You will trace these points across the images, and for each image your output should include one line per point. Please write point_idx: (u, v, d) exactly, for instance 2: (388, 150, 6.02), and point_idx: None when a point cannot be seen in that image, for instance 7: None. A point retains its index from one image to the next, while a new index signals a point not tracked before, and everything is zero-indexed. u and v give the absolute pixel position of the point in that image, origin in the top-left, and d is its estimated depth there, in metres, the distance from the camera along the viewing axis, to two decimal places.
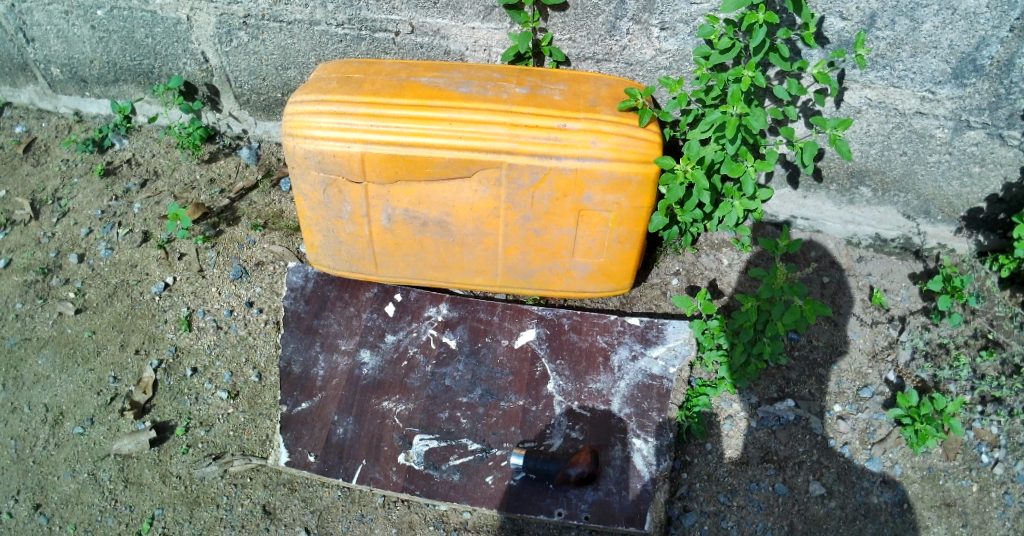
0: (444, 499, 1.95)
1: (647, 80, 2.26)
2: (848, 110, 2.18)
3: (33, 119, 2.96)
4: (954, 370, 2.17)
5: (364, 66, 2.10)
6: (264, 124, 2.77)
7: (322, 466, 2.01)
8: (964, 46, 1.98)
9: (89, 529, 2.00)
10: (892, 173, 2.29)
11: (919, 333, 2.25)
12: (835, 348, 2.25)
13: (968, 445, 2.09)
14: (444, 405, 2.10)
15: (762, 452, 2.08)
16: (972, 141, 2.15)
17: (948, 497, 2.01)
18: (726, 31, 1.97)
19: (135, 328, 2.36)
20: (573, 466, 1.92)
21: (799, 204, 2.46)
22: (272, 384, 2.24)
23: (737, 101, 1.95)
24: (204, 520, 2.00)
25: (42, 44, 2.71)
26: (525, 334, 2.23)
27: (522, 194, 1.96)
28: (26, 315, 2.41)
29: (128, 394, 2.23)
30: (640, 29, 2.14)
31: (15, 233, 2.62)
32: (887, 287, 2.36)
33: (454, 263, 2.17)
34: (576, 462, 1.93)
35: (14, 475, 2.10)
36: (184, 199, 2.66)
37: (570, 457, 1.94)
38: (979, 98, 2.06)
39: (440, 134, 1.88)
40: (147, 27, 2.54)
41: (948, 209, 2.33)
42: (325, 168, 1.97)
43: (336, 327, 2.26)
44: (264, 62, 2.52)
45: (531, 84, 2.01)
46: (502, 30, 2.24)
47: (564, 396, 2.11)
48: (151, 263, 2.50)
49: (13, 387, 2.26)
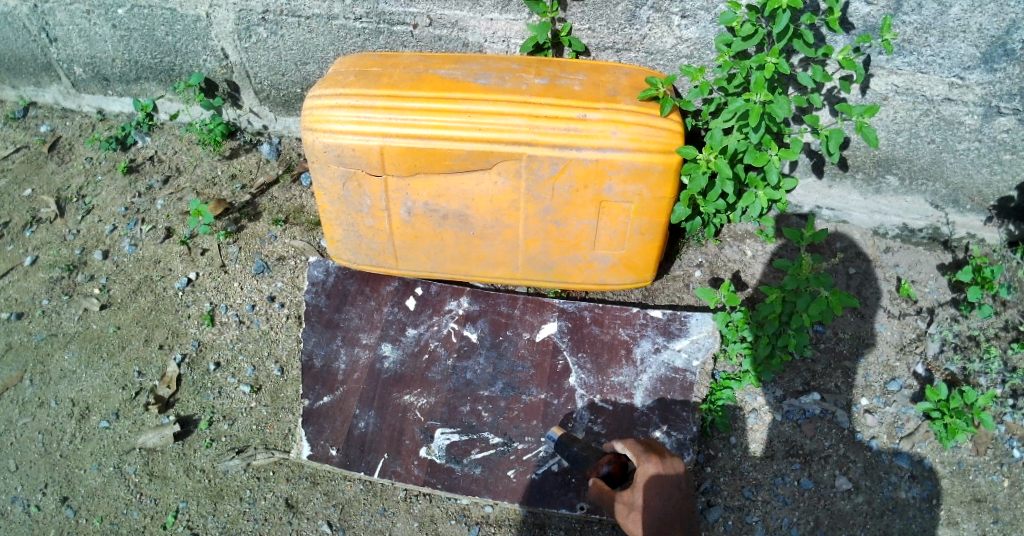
0: (466, 493, 1.95)
1: (668, 69, 2.23)
2: (874, 97, 2.14)
3: (57, 118, 3.00)
4: (985, 363, 2.13)
5: (382, 59, 2.09)
6: (285, 119, 2.78)
7: (344, 459, 2.02)
8: (993, 30, 1.93)
9: (114, 521, 2.03)
10: (920, 161, 2.24)
11: (948, 325, 2.21)
12: (861, 340, 2.21)
13: (998, 439, 2.04)
14: (465, 399, 2.10)
15: (787, 446, 2.05)
16: (1003, 127, 2.10)
17: (978, 492, 1.97)
18: (748, 17, 1.94)
19: (159, 323, 2.38)
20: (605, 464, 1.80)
21: (825, 194, 2.42)
22: (295, 377, 2.24)
23: (760, 88, 1.92)
24: (228, 513, 2.02)
25: (65, 44, 2.74)
26: (546, 327, 2.22)
27: (543, 185, 1.95)
28: (52, 311, 2.44)
29: (152, 388, 2.25)
30: (660, 17, 2.11)
31: (41, 230, 2.65)
32: (915, 279, 2.32)
33: (474, 256, 2.16)
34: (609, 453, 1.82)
35: (42, 468, 2.13)
36: (206, 196, 2.68)
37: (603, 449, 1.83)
38: (1010, 83, 2.01)
39: (459, 126, 1.87)
40: (167, 24, 2.55)
41: (978, 199, 2.28)
42: (344, 162, 1.97)
43: (357, 321, 2.26)
44: (283, 57, 2.53)
45: (550, 74, 1.99)
46: (520, 20, 2.23)
47: (585, 390, 2.09)
48: (174, 259, 2.52)
49: (41, 381, 2.29)
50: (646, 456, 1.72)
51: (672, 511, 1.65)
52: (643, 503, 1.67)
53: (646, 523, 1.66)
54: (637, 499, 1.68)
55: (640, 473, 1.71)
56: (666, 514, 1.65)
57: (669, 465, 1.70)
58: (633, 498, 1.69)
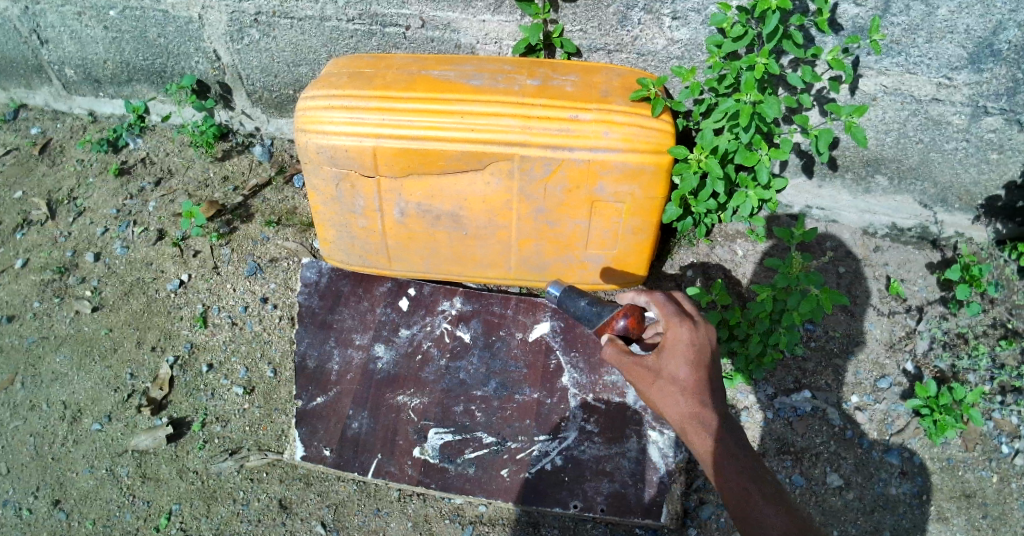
0: (459, 492, 1.96)
1: (659, 70, 2.25)
2: (863, 97, 2.16)
3: (48, 120, 2.98)
4: (973, 360, 2.15)
5: (374, 60, 2.09)
6: (277, 121, 2.78)
7: (338, 460, 2.02)
8: (980, 31, 1.95)
9: (107, 524, 2.02)
10: (908, 161, 2.26)
11: (937, 323, 2.24)
12: (852, 338, 2.23)
13: (987, 435, 2.06)
14: (459, 399, 2.10)
15: (779, 444, 2.07)
16: (990, 127, 2.12)
17: (968, 488, 1.99)
18: (738, 18, 1.96)
19: (152, 325, 2.37)
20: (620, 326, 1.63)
21: (815, 194, 2.44)
22: (288, 379, 2.24)
23: (750, 88, 1.94)
24: (221, 514, 2.02)
25: (56, 46, 2.73)
26: (539, 327, 2.22)
27: (535, 186, 1.96)
28: (44, 314, 2.43)
29: (144, 390, 2.24)
30: (652, 19, 2.13)
31: (32, 233, 2.64)
32: (904, 277, 2.34)
33: (468, 256, 2.17)
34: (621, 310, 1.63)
35: (34, 471, 2.12)
36: (198, 197, 2.68)
37: (612, 306, 1.64)
38: (996, 83, 2.03)
39: (452, 127, 1.88)
40: (159, 26, 2.55)
41: (966, 197, 2.30)
42: (337, 163, 1.97)
43: (350, 322, 2.26)
44: (275, 58, 2.53)
45: (542, 75, 2.00)
46: (512, 22, 2.24)
47: (578, 389, 2.10)
48: (166, 261, 2.52)
49: (32, 384, 2.28)
50: (684, 319, 1.57)
51: (712, 380, 1.55)
52: (688, 376, 1.53)
53: (691, 395, 1.52)
54: (680, 370, 1.54)
55: (676, 339, 1.56)
56: (709, 383, 1.54)
57: (705, 330, 1.58)
58: (672, 369, 1.55)
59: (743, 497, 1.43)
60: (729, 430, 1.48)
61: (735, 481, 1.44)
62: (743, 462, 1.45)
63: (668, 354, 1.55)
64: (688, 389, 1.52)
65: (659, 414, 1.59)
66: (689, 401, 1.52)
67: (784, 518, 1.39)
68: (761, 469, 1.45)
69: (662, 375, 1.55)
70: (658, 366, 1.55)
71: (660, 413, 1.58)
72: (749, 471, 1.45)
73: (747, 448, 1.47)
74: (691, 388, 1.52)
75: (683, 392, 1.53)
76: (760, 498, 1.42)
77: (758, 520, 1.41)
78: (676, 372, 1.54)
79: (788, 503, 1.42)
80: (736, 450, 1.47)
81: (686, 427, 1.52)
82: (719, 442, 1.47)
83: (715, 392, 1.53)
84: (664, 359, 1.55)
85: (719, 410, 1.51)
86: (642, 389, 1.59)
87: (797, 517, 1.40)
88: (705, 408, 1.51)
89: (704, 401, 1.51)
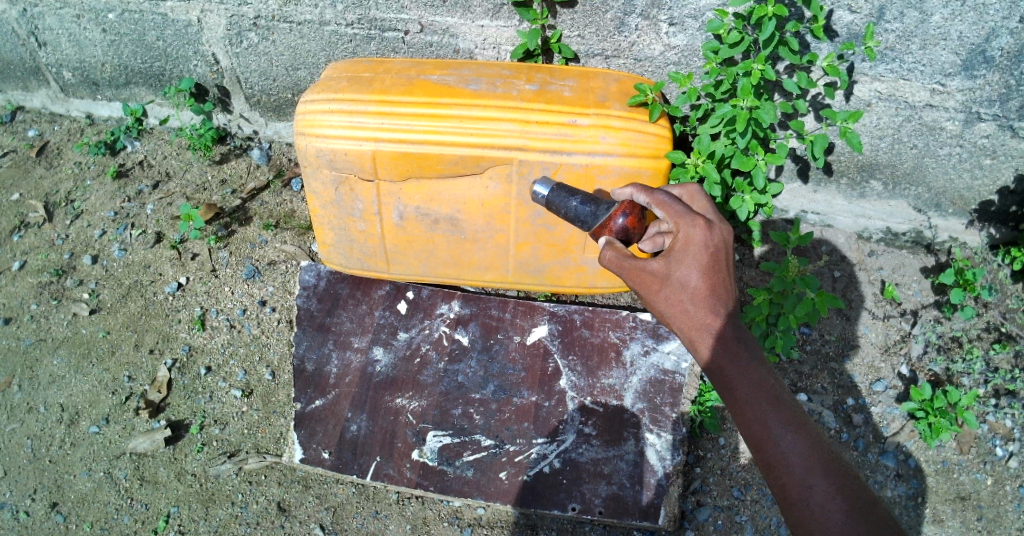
0: (458, 495, 1.97)
1: (656, 75, 2.27)
2: (858, 103, 2.18)
3: (45, 123, 2.98)
4: (967, 363, 2.18)
5: (373, 64, 2.10)
6: (275, 124, 2.78)
7: (337, 462, 2.03)
8: (973, 38, 1.97)
9: (105, 526, 2.02)
10: (903, 166, 2.29)
11: (932, 326, 2.26)
12: (847, 342, 2.25)
13: (981, 438, 2.08)
14: (457, 401, 2.11)
15: None
16: (983, 133, 2.14)
17: (962, 490, 2.01)
18: (735, 24, 1.99)
19: (149, 328, 2.38)
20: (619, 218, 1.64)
21: (810, 198, 2.46)
22: (286, 381, 2.25)
23: (747, 94, 1.97)
24: (220, 517, 2.02)
25: (54, 48, 2.73)
26: (536, 330, 2.24)
27: (533, 189, 1.97)
28: (41, 316, 2.43)
29: (142, 393, 2.24)
30: (649, 24, 2.15)
31: (29, 235, 2.64)
32: (899, 281, 2.36)
33: (466, 260, 2.18)
34: (620, 208, 1.66)
35: (31, 474, 2.12)
36: (196, 200, 2.68)
37: (610, 206, 1.68)
38: (989, 90, 2.05)
39: (451, 131, 1.89)
40: (158, 29, 2.55)
41: (959, 202, 2.32)
42: (336, 166, 1.98)
43: (348, 325, 2.27)
44: (274, 62, 2.54)
45: (540, 80, 2.01)
46: (510, 27, 2.25)
47: (576, 392, 2.11)
48: (164, 264, 2.52)
49: (29, 387, 2.28)
50: (697, 219, 1.50)
51: (726, 285, 1.47)
52: (700, 281, 1.45)
53: (702, 302, 1.45)
54: (691, 274, 1.46)
55: (688, 241, 1.49)
56: (722, 289, 1.46)
57: (719, 233, 1.50)
58: (682, 274, 1.46)
59: (753, 411, 1.33)
60: (741, 339, 1.39)
61: (746, 394, 1.35)
62: (757, 373, 1.36)
63: (679, 257, 1.48)
64: (698, 295, 1.45)
65: (667, 323, 1.51)
66: (699, 307, 1.44)
67: (797, 432, 1.30)
68: (775, 380, 1.36)
69: (672, 281, 1.47)
70: (666, 272, 1.48)
71: (668, 322, 1.51)
72: (765, 384, 1.35)
73: (760, 356, 1.39)
74: (702, 294, 1.45)
75: (693, 298, 1.45)
76: (777, 412, 1.32)
77: (769, 435, 1.31)
78: (686, 277, 1.46)
79: (804, 417, 1.32)
80: (748, 359, 1.38)
81: (695, 334, 1.44)
82: (730, 351, 1.38)
83: (727, 298, 1.45)
84: (674, 262, 1.47)
85: (731, 316, 1.43)
86: (648, 295, 1.52)
87: (814, 432, 1.31)
88: (716, 315, 1.43)
89: (716, 308, 1.44)
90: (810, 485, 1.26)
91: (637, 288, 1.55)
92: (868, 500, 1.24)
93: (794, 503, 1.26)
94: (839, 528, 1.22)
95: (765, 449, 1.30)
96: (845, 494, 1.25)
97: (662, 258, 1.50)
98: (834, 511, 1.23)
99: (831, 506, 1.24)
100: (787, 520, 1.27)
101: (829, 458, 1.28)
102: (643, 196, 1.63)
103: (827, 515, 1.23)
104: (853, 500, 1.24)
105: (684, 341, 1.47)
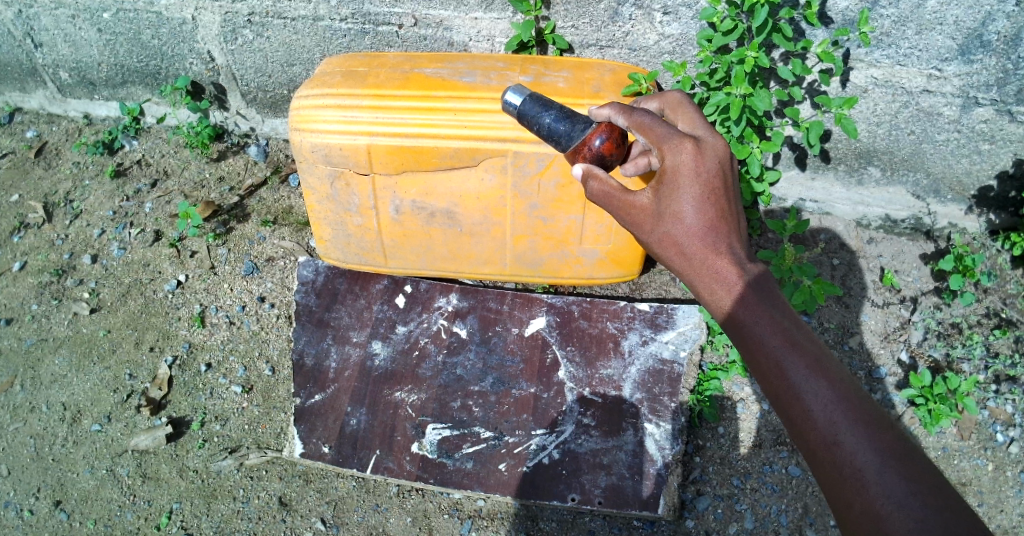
0: (458, 487, 1.97)
1: (651, 65, 2.26)
2: (854, 90, 2.17)
3: (43, 124, 2.99)
4: (968, 349, 2.18)
5: (368, 59, 2.09)
6: (272, 121, 2.79)
7: (337, 456, 2.03)
8: (969, 22, 1.96)
9: (109, 523, 2.03)
10: (900, 153, 2.28)
11: (931, 313, 2.26)
12: (846, 329, 2.24)
13: (982, 424, 2.08)
14: (456, 394, 2.11)
15: (775, 435, 2.08)
16: (981, 117, 2.13)
17: (963, 477, 2.01)
18: (728, 12, 1.98)
19: (150, 326, 2.38)
20: (595, 139, 1.57)
21: (808, 186, 2.46)
22: (286, 377, 2.26)
23: (741, 81, 1.96)
24: (222, 512, 2.03)
25: (50, 49, 2.74)
26: (535, 322, 2.24)
27: (529, 181, 1.96)
28: (42, 316, 2.44)
29: (144, 391, 2.25)
30: (643, 14, 2.14)
31: (29, 235, 2.65)
32: (898, 268, 2.36)
33: (463, 253, 2.18)
34: (597, 130, 1.59)
35: (34, 472, 2.13)
36: (194, 198, 2.69)
37: (586, 128, 1.60)
38: (986, 74, 2.04)
39: (445, 125, 1.89)
40: (153, 28, 2.56)
41: (958, 188, 2.31)
42: (332, 162, 1.98)
43: (347, 319, 2.27)
44: (269, 59, 2.54)
45: (535, 72, 2.00)
46: (504, 19, 2.25)
47: (575, 383, 2.11)
48: (164, 262, 2.53)
49: (32, 386, 2.29)
50: (684, 143, 1.39)
51: (725, 216, 1.35)
52: (695, 215, 1.34)
53: (698, 238, 1.34)
54: (684, 208, 1.35)
55: (677, 170, 1.37)
56: (722, 221, 1.34)
57: (711, 159, 1.38)
58: (676, 208, 1.36)
59: (765, 354, 1.21)
60: (746, 279, 1.28)
61: (757, 336, 1.23)
62: (766, 311, 1.24)
63: (669, 190, 1.37)
64: (693, 231, 1.34)
65: (666, 264, 1.41)
66: (696, 243, 1.34)
67: (818, 374, 1.16)
68: (787, 317, 1.24)
69: (666, 218, 1.37)
70: (658, 208, 1.38)
71: (667, 263, 1.41)
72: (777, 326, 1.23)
73: (769, 292, 1.26)
74: (699, 232, 1.34)
75: (688, 235, 1.34)
76: (791, 355, 1.19)
77: (786, 380, 1.18)
78: (680, 213, 1.35)
79: (824, 356, 1.19)
80: (757, 299, 1.26)
81: (697, 274, 1.34)
82: (741, 296, 1.27)
83: (726, 232, 1.34)
84: (665, 196, 1.37)
85: (734, 251, 1.32)
86: (643, 234, 1.43)
87: (837, 372, 1.17)
88: (716, 251, 1.33)
89: (716, 243, 1.33)
90: (836, 441, 1.11)
91: (630, 225, 1.46)
92: (904, 445, 1.10)
93: (820, 455, 1.13)
94: (872, 478, 1.08)
95: (782, 394, 1.18)
96: (877, 439, 1.10)
97: (654, 189, 1.40)
98: (867, 460, 1.09)
99: (864, 457, 1.10)
100: (815, 472, 1.14)
101: (856, 400, 1.14)
102: (622, 120, 1.53)
103: (859, 465, 1.09)
104: (886, 448, 1.10)
105: (688, 285, 1.37)
